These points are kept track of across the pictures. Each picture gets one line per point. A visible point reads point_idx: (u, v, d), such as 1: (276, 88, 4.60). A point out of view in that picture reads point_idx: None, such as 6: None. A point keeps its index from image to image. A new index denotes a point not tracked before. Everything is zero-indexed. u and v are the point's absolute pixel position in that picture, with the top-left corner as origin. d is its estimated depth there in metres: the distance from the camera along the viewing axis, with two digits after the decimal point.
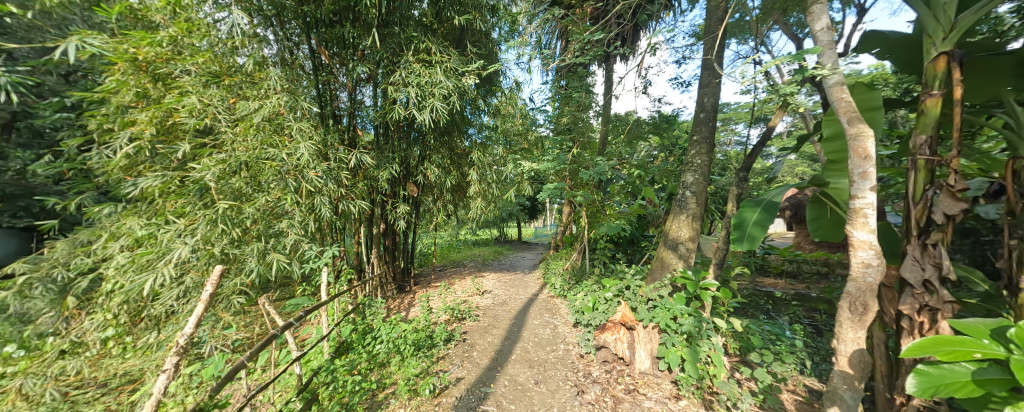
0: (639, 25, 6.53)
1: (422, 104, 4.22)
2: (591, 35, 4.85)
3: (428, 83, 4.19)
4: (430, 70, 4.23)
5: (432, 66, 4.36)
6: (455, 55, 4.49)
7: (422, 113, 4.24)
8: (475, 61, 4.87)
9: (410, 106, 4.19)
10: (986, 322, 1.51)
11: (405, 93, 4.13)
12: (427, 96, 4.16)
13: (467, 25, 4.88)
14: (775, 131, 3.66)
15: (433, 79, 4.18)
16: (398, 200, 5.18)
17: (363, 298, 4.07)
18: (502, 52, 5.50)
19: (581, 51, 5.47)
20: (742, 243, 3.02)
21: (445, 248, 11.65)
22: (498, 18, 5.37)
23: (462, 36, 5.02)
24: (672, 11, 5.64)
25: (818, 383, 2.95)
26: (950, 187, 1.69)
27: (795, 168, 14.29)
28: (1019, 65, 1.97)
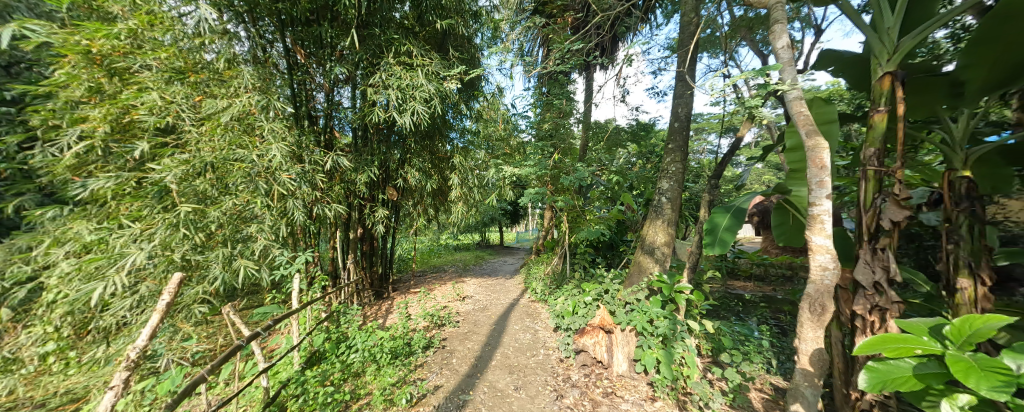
0: (618, 37, 6.75)
1: (402, 107, 4.17)
2: (571, 45, 4.98)
3: (409, 86, 4.15)
4: (411, 73, 4.20)
5: (412, 69, 4.33)
6: (437, 59, 4.49)
7: (403, 116, 4.18)
8: (457, 66, 4.88)
9: (390, 109, 4.12)
10: (926, 321, 1.61)
11: (385, 96, 4.08)
12: (408, 99, 4.12)
13: (449, 30, 4.90)
14: (743, 141, 3.87)
15: (414, 82, 4.15)
16: (376, 204, 5.07)
17: (338, 306, 3.93)
18: (484, 58, 5.54)
19: (562, 60, 5.59)
20: (714, 247, 3.18)
21: (425, 252, 11.51)
22: (480, 24, 5.42)
23: (444, 40, 5.04)
24: (648, 24, 5.88)
25: (782, 381, 3.10)
26: (895, 196, 1.82)
27: (763, 176, 15.08)
28: (951, 86, 2.12)
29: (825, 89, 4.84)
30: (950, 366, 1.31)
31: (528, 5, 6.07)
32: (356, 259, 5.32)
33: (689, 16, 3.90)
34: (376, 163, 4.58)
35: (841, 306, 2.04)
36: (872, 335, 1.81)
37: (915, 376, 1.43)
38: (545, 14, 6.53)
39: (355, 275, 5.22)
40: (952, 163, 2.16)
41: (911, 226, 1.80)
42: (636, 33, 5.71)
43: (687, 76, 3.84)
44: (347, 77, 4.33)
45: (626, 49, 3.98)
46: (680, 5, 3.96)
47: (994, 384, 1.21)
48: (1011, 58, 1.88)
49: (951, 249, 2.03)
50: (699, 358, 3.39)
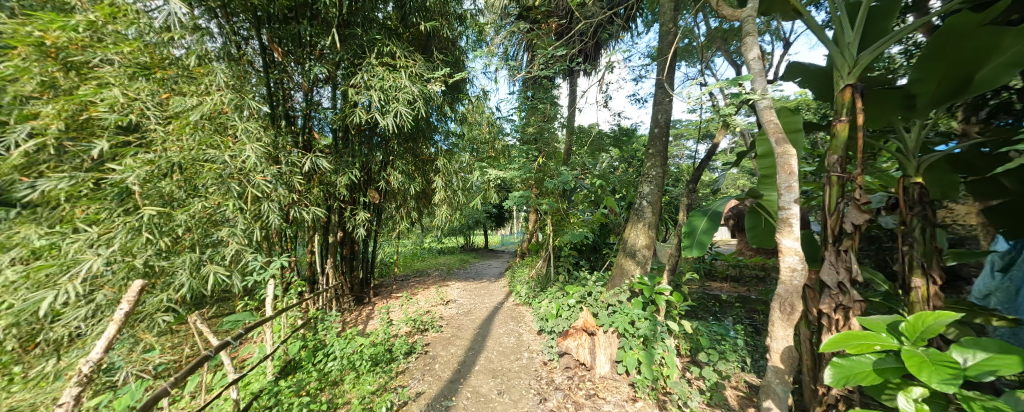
0: (600, 43, 6.90)
1: (385, 108, 4.11)
2: (555, 51, 5.07)
3: (392, 87, 4.10)
4: (394, 74, 4.15)
5: (396, 70, 4.29)
6: (421, 61, 4.46)
7: (386, 117, 4.12)
8: (441, 68, 4.87)
9: (372, 110, 4.06)
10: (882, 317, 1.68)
11: (367, 96, 4.01)
12: (391, 101, 4.07)
13: (434, 32, 4.89)
14: (719, 147, 4.02)
15: (397, 84, 4.10)
16: (357, 207, 4.97)
17: (315, 312, 3.81)
18: (468, 61, 5.55)
19: (546, 65, 5.69)
20: (692, 249, 3.27)
21: (408, 256, 11.32)
22: (465, 27, 5.44)
23: (428, 42, 5.02)
24: (629, 33, 6.06)
25: (756, 378, 3.23)
26: (857, 201, 1.93)
27: (737, 181, 15.76)
28: (906, 98, 2.24)
29: (793, 99, 5.10)
30: (906, 361, 1.39)
31: (513, 10, 6.17)
32: (335, 263, 5.17)
33: (668, 26, 4.04)
34: (357, 165, 4.51)
35: (808, 305, 2.14)
36: (835, 332, 1.91)
37: (875, 371, 1.51)
38: (529, 19, 6.63)
39: (334, 280, 5.07)
40: (906, 169, 2.33)
41: (870, 229, 1.91)
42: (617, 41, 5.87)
43: (667, 83, 3.97)
44: (327, 76, 4.25)
45: (608, 56, 4.08)
46: (660, 16, 4.10)
47: (944, 377, 1.29)
48: (960, 71, 2.03)
49: (906, 251, 2.16)
50: (679, 358, 3.48)
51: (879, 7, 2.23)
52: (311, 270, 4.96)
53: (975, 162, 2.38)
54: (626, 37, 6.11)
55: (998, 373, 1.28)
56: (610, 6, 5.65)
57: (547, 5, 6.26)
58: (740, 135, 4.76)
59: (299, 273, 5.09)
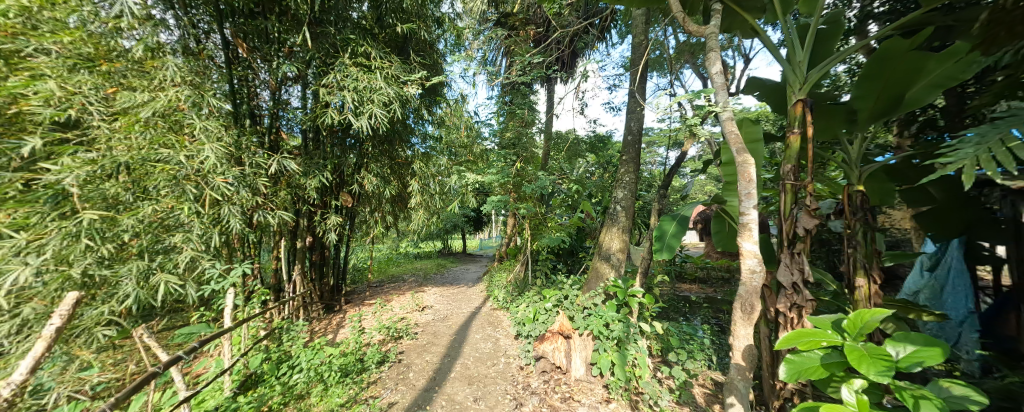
0: (576, 52, 7.12)
1: (358, 109, 4.00)
2: (532, 58, 5.17)
3: (367, 88, 4.01)
4: (369, 75, 4.06)
5: (371, 71, 4.20)
6: (397, 62, 4.40)
7: (359, 119, 4.01)
8: (418, 71, 4.83)
9: (345, 111, 3.94)
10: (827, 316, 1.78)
11: (340, 97, 3.90)
12: (365, 102, 3.97)
13: (411, 34, 4.86)
14: (687, 155, 4.22)
15: (372, 85, 4.01)
16: (328, 211, 4.80)
17: (279, 322, 3.60)
18: (446, 64, 5.53)
19: (524, 71, 5.82)
20: (662, 253, 3.42)
21: (383, 262, 11.02)
22: (443, 30, 5.45)
23: (405, 43, 4.96)
24: (603, 43, 6.27)
25: (721, 376, 3.39)
26: (808, 207, 2.08)
27: (705, 187, 16.61)
28: (848, 114, 2.46)
29: (753, 111, 5.49)
30: (848, 355, 1.47)
31: (491, 16, 6.42)
32: (304, 270, 4.95)
33: (639, 39, 4.21)
34: (328, 167, 4.36)
35: (767, 303, 2.27)
36: (789, 328, 2.04)
37: (822, 365, 1.58)
38: (507, 26, 6.73)
39: (302, 287, 4.85)
40: (850, 177, 2.53)
41: (819, 233, 2.06)
42: (592, 51, 6.07)
43: (639, 93, 4.12)
44: (297, 75, 4.09)
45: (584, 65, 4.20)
46: (632, 28, 4.27)
47: (881, 369, 1.38)
48: (893, 91, 2.23)
49: (850, 253, 2.35)
50: (650, 358, 3.59)
51: (825, 30, 2.43)
52: (277, 277, 4.72)
53: (904, 173, 2.63)
54: (601, 47, 6.32)
55: (924, 364, 1.41)
56: (585, 16, 5.84)
57: (525, 12, 6.38)
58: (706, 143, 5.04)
59: (264, 280, 4.83)
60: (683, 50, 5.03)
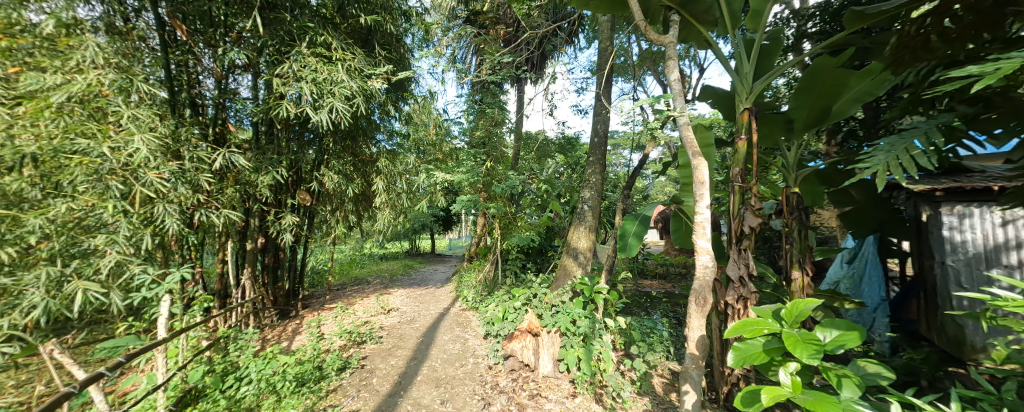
0: (545, 54, 7.24)
1: (318, 103, 3.79)
2: (501, 57, 5.20)
3: (327, 80, 3.81)
4: (330, 67, 3.85)
5: (331, 63, 3.98)
6: (361, 55, 4.24)
7: (319, 113, 3.80)
8: (384, 65, 4.67)
9: (303, 104, 3.71)
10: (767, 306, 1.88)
11: (297, 88, 3.66)
12: (325, 95, 3.77)
13: (376, 26, 4.69)
14: (649, 158, 4.42)
15: (333, 77, 3.81)
16: (284, 211, 4.50)
17: (225, 330, 3.29)
18: (414, 60, 5.41)
19: (494, 70, 5.84)
20: (625, 251, 3.57)
21: (345, 263, 10.52)
22: (410, 24, 5.32)
23: (369, 36, 4.77)
24: (571, 47, 6.41)
25: (678, 365, 3.61)
26: (753, 207, 2.26)
27: (664, 189, 17.59)
28: (786, 123, 2.71)
29: (707, 117, 5.90)
30: (784, 341, 1.55)
31: (460, 13, 6.41)
32: (254, 274, 4.60)
33: (605, 44, 4.35)
34: (283, 163, 4.08)
35: (718, 296, 2.44)
36: (736, 318, 2.20)
37: (764, 351, 1.66)
38: (477, 24, 6.70)
39: (252, 292, 4.51)
40: (787, 180, 2.78)
41: (762, 231, 2.25)
42: (560, 54, 6.21)
43: (604, 96, 4.26)
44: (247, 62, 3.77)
45: (553, 66, 4.28)
46: (598, 34, 4.41)
47: (813, 352, 1.47)
48: (823, 104, 2.49)
49: (788, 249, 2.60)
50: (614, 352, 3.73)
51: (767, 46, 2.66)
52: (224, 282, 4.35)
53: (833, 178, 2.89)
54: (569, 50, 6.47)
55: (847, 346, 1.51)
56: (554, 19, 5.97)
57: (494, 11, 6.37)
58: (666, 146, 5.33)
59: (208, 285, 4.42)
60: (644, 57, 5.29)
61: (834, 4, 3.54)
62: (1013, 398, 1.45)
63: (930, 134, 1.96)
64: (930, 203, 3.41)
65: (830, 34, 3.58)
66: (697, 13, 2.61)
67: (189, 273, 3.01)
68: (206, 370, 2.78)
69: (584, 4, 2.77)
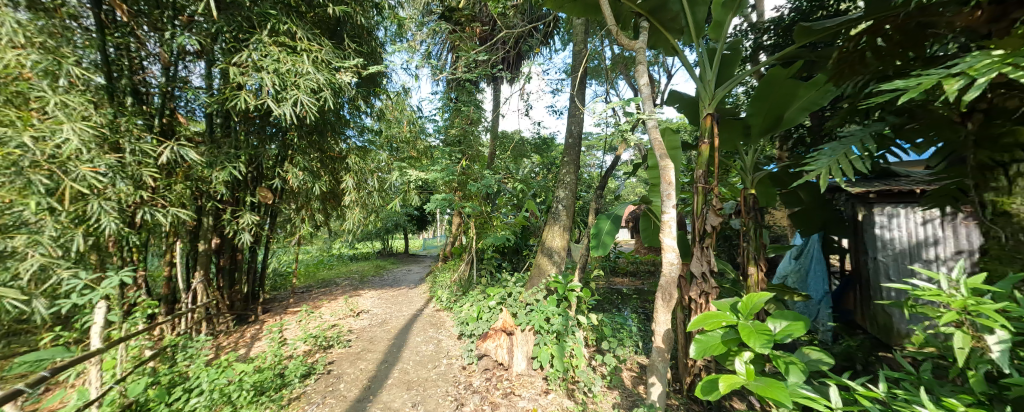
0: (521, 53, 7.27)
1: (281, 95, 3.58)
2: (476, 56, 5.17)
3: (291, 72, 3.60)
4: (294, 57, 3.64)
5: (296, 53, 3.77)
6: (329, 47, 4.05)
7: (281, 106, 3.58)
8: (353, 58, 4.49)
9: (264, 96, 3.50)
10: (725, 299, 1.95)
11: (257, 79, 3.44)
12: (289, 87, 3.57)
13: (346, 18, 4.50)
14: (620, 159, 4.55)
15: (298, 68, 3.61)
16: (242, 209, 4.21)
17: (174, 338, 3.03)
18: (386, 54, 5.25)
19: (470, 68, 5.82)
20: (598, 249, 3.67)
21: (312, 264, 10.02)
22: (382, 17, 5.15)
23: (338, 27, 4.56)
24: (547, 48, 6.47)
25: (646, 359, 3.75)
26: (715, 207, 2.39)
27: (635, 190, 18.23)
28: (744, 129, 2.88)
29: (674, 121, 6.17)
30: (740, 332, 1.61)
31: (435, 9, 6.31)
32: (208, 276, 4.29)
33: (579, 47, 4.41)
34: (241, 158, 3.81)
35: (682, 291, 2.58)
36: (698, 311, 2.33)
37: (722, 342, 1.72)
38: (453, 21, 6.62)
39: (205, 297, 4.20)
40: (745, 182, 2.96)
41: (722, 229, 2.39)
42: (536, 54, 6.25)
43: (578, 98, 4.33)
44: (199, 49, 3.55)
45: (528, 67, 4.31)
46: (573, 37, 4.49)
47: (765, 342, 1.53)
48: (775, 112, 2.68)
49: (745, 246, 2.78)
50: (586, 348, 3.83)
51: (728, 55, 2.81)
52: (171, 286, 4.03)
53: (784, 180, 3.12)
54: (545, 51, 6.53)
55: (794, 335, 1.59)
56: (530, 19, 6.02)
57: (470, 9, 6.31)
58: (637, 148, 5.54)
59: (153, 290, 4.04)
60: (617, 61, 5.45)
61: (787, 20, 3.86)
62: (928, 376, 1.63)
63: (865, 140, 2.15)
64: (865, 205, 3.79)
65: (783, 47, 3.90)
66: (665, 21, 2.72)
67: (133, 275, 2.80)
68: (150, 382, 2.53)
69: (558, 6, 2.83)
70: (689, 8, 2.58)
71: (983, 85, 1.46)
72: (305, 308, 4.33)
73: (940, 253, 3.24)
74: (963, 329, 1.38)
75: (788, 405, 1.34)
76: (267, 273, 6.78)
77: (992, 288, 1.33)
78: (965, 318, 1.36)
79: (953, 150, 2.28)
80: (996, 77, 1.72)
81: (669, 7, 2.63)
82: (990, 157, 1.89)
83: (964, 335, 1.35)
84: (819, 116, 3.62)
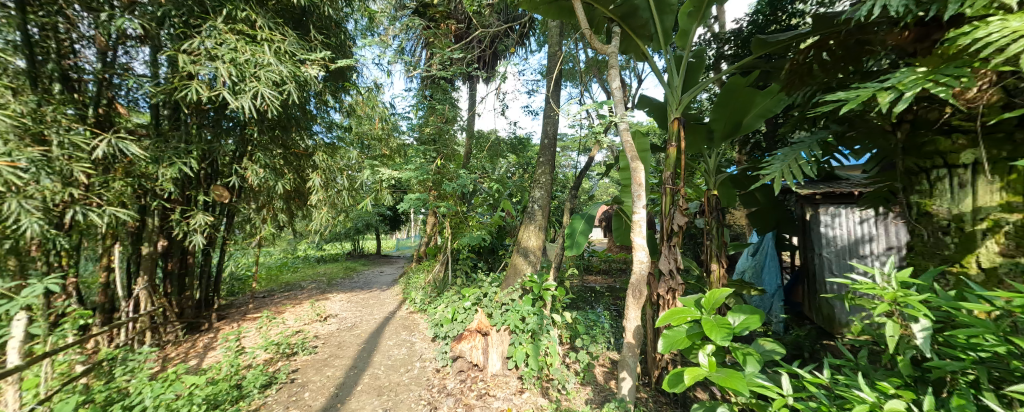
0: (497, 53, 7.27)
1: (238, 87, 3.36)
2: (451, 54, 5.10)
3: (251, 62, 3.39)
4: (253, 47, 3.43)
5: (256, 43, 3.56)
6: (294, 38, 3.86)
7: (239, 99, 3.36)
8: (321, 51, 4.29)
9: (219, 87, 3.27)
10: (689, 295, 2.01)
11: (211, 69, 3.20)
12: (248, 79, 3.35)
13: (313, 8, 4.29)
14: (594, 161, 4.65)
15: (257, 59, 3.40)
16: (194, 209, 3.90)
17: (111, 351, 2.74)
18: (356, 47, 5.06)
19: (445, 65, 5.73)
20: (572, 249, 3.76)
21: (275, 267, 9.45)
22: (352, 10, 4.94)
23: (304, 17, 4.34)
24: (523, 48, 6.49)
25: (617, 355, 3.87)
26: (681, 208, 2.50)
27: (607, 190, 18.66)
28: (708, 133, 3.02)
29: (644, 124, 6.40)
30: (703, 326, 1.66)
31: (409, 4, 6.15)
32: (153, 282, 3.94)
33: (554, 49, 4.46)
34: (192, 153, 3.52)
35: (651, 288, 2.68)
36: (666, 307, 2.43)
37: (687, 337, 1.77)
38: (427, 17, 6.49)
39: (149, 305, 3.85)
40: (708, 183, 3.10)
41: (688, 229, 2.51)
42: (511, 54, 6.27)
43: (553, 99, 4.38)
44: (142, 33, 3.24)
45: (504, 67, 4.31)
46: (548, 39, 4.53)
47: (725, 335, 1.60)
48: (735, 118, 2.83)
49: (709, 245, 2.93)
50: (561, 346, 3.89)
51: (694, 63, 2.93)
52: (108, 293, 3.66)
53: (744, 183, 3.34)
54: (520, 51, 6.57)
55: (751, 328, 1.67)
56: (505, 19, 6.01)
57: (444, 5, 6.22)
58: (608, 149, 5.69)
59: (87, 298, 3.65)
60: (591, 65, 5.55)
61: (745, 32, 4.16)
62: (864, 362, 1.78)
63: (813, 144, 2.31)
64: (811, 205, 4.15)
65: (742, 57, 4.17)
66: (635, 27, 2.82)
67: (62, 281, 2.51)
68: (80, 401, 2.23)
69: (534, 7, 2.86)
70: (657, 16, 2.68)
71: (910, 98, 1.61)
72: (266, 314, 4.07)
73: (873, 249, 3.60)
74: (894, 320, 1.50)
75: (746, 394, 1.41)
76: (223, 277, 6.32)
77: (917, 281, 1.47)
78: (895, 309, 1.49)
79: (885, 156, 2.52)
80: (919, 91, 1.91)
81: (638, 14, 2.72)
82: (915, 163, 2.12)
83: (894, 324, 1.48)
84: (772, 123, 3.90)
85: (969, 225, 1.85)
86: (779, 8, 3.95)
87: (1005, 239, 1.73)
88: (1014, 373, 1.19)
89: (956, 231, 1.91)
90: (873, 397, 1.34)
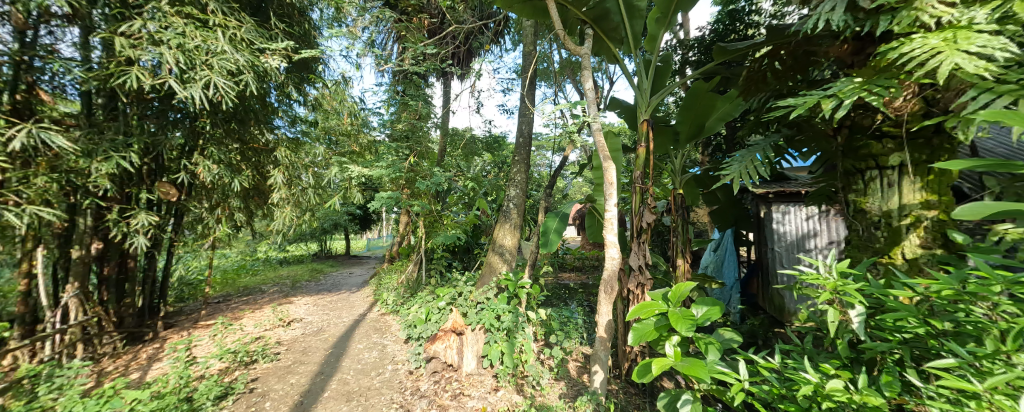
0: (471, 49, 7.17)
1: (186, 75, 3.12)
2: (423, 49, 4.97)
3: (202, 50, 3.15)
4: (205, 33, 3.20)
5: (209, 30, 3.32)
6: (253, 26, 3.63)
7: (187, 88, 3.11)
8: (282, 40, 4.04)
9: (165, 74, 3.00)
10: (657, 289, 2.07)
11: (154, 55, 2.93)
12: (198, 67, 3.10)
13: None
14: (568, 160, 4.69)
15: (211, 46, 3.17)
16: (135, 208, 3.55)
17: (32, 367, 2.43)
18: (322, 38, 4.80)
19: (417, 60, 5.59)
20: (547, 247, 3.79)
21: (232, 270, 8.82)
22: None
23: (263, 3, 4.06)
24: (497, 46, 6.45)
25: (590, 350, 3.95)
26: (650, 206, 2.59)
27: (581, 189, 18.97)
28: (673, 135, 3.13)
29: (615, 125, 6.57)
30: (669, 319, 1.72)
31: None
32: (86, 288, 3.56)
33: (529, 48, 4.46)
34: (133, 146, 3.25)
35: (622, 283, 2.78)
36: (635, 301, 2.52)
37: (655, 329, 1.83)
38: (398, 10, 6.28)
39: (79, 314, 3.53)
40: (674, 182, 3.21)
41: (656, 226, 2.60)
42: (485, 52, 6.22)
43: (528, 98, 4.39)
44: (70, 11, 2.88)
45: (479, 64, 4.26)
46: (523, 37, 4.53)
47: (689, 327, 1.67)
48: (699, 120, 2.97)
49: (675, 241, 3.06)
50: (535, 343, 3.93)
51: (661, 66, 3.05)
52: (30, 302, 3.25)
53: (706, 182, 3.52)
54: (495, 49, 6.52)
55: (713, 319, 1.74)
56: (480, 16, 5.93)
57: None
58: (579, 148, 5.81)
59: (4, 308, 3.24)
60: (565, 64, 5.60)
61: (708, 39, 4.39)
62: (809, 347, 1.93)
63: (767, 146, 2.47)
64: (765, 204, 4.45)
65: (704, 63, 4.40)
66: (607, 30, 2.87)
67: None
68: None
69: (508, 6, 2.83)
70: (628, 21, 2.74)
71: (850, 105, 1.77)
72: (221, 321, 3.79)
73: (817, 244, 3.97)
74: (834, 306, 1.63)
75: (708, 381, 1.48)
76: (172, 282, 5.80)
77: (854, 271, 1.60)
78: (835, 297, 1.61)
79: (828, 158, 2.74)
80: (857, 99, 2.09)
81: (610, 17, 2.78)
82: (852, 165, 2.26)
83: (835, 310, 1.60)
84: (732, 126, 4.13)
85: (896, 220, 2.07)
86: (737, 19, 4.21)
87: (924, 233, 1.97)
88: (932, 351, 1.34)
89: (885, 225, 2.11)
90: (817, 377, 1.46)
